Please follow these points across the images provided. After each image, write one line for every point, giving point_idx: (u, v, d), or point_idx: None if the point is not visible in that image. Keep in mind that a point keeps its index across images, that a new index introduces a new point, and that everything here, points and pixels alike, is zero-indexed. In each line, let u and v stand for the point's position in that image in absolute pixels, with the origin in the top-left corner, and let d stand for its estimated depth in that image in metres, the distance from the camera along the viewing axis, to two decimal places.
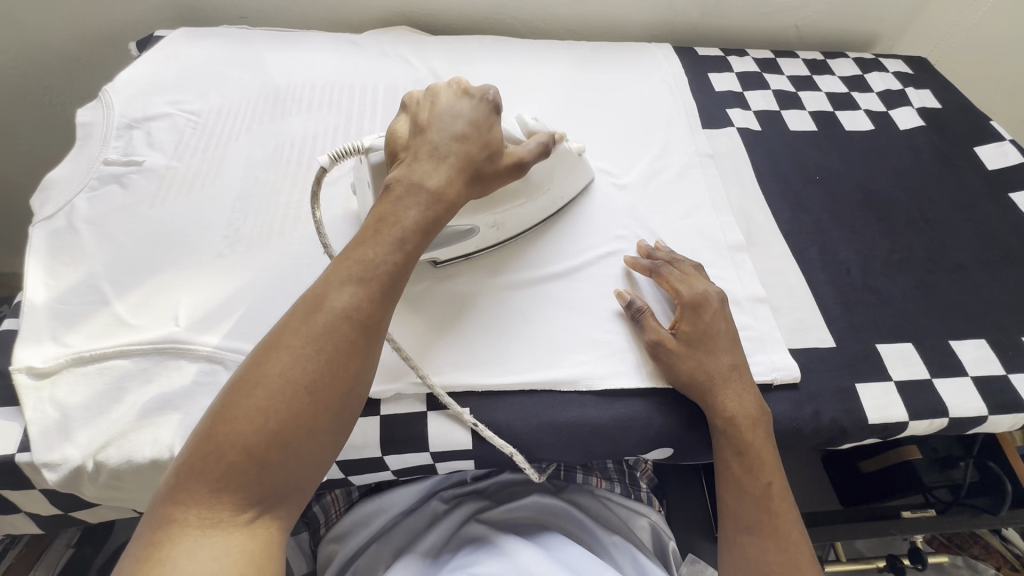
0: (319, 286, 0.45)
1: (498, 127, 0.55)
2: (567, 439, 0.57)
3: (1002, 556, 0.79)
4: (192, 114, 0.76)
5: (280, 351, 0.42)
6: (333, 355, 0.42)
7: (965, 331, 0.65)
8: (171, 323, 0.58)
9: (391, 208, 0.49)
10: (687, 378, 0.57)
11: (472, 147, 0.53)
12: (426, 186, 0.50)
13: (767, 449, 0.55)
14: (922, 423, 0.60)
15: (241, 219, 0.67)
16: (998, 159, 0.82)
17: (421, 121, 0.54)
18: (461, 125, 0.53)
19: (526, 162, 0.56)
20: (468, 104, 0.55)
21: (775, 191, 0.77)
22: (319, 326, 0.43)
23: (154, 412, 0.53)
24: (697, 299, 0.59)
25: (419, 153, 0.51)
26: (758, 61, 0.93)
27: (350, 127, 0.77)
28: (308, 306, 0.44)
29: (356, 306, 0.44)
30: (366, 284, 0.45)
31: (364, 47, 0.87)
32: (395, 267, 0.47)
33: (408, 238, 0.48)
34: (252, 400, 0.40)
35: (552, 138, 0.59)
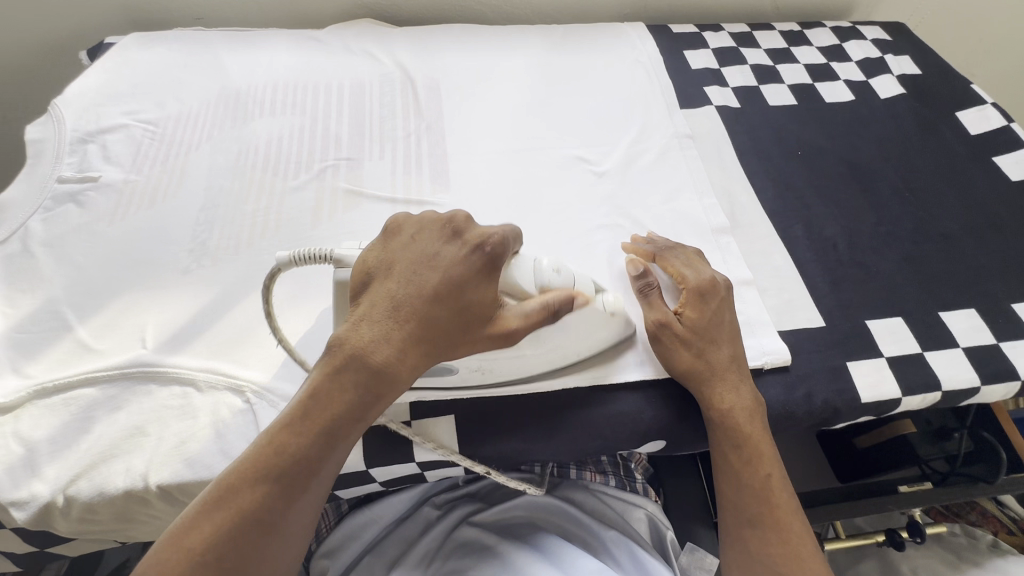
0: (231, 475, 0.42)
1: (486, 286, 0.47)
2: (557, 442, 0.55)
3: (999, 522, 0.81)
4: (149, 123, 0.72)
5: (173, 556, 0.39)
6: (234, 565, 0.40)
7: (955, 302, 0.64)
8: (139, 346, 0.55)
9: (326, 385, 0.44)
10: (686, 368, 0.55)
11: (438, 312, 0.46)
12: (369, 361, 0.44)
13: (765, 441, 0.54)
14: (915, 398, 0.59)
15: (206, 231, 0.64)
16: (981, 123, 0.80)
17: (392, 263, 0.48)
18: (431, 281, 0.46)
19: (517, 331, 0.47)
20: (450, 253, 0.48)
21: (757, 169, 0.75)
22: (221, 531, 0.40)
23: (125, 440, 0.51)
24: (704, 284, 0.57)
25: (374, 313, 0.46)
26: (734, 35, 0.91)
27: (316, 129, 0.74)
28: (217, 500, 0.41)
29: (266, 512, 0.41)
30: (280, 484, 0.42)
31: (327, 44, 0.83)
32: (317, 461, 0.43)
33: (336, 425, 0.44)
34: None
35: (567, 301, 0.48)
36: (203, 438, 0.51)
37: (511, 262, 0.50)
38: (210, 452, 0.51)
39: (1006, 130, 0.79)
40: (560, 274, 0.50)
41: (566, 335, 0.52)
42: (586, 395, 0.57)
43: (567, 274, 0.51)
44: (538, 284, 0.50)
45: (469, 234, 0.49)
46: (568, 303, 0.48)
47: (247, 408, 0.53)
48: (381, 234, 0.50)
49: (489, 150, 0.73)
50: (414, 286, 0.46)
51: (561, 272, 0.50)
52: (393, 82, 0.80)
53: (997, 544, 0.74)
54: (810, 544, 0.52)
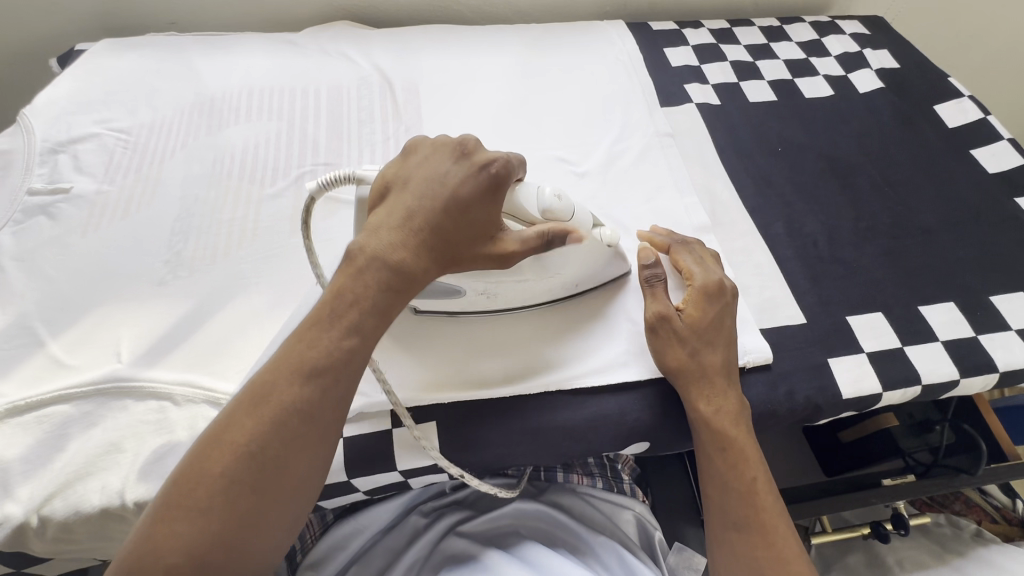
0: (266, 374, 0.44)
1: (494, 203, 0.49)
2: (541, 446, 0.55)
3: (983, 512, 0.82)
4: (121, 132, 0.71)
5: (219, 450, 0.41)
6: (277, 454, 0.42)
7: (934, 296, 0.65)
8: (114, 360, 0.54)
9: (351, 289, 0.46)
10: (677, 365, 0.55)
11: (451, 225, 0.48)
12: (391, 264, 0.46)
13: (749, 444, 0.54)
14: (896, 393, 0.59)
15: (182, 241, 0.63)
16: (958, 116, 0.81)
17: (406, 180, 0.49)
18: (445, 195, 0.48)
19: (519, 254, 0.49)
20: (461, 169, 0.49)
21: (738, 166, 0.75)
22: (262, 424, 0.42)
23: (101, 457, 0.50)
24: (711, 285, 0.57)
25: (391, 224, 0.47)
26: (714, 32, 0.91)
27: (293, 134, 0.73)
28: (253, 398, 0.43)
29: (303, 404, 0.43)
30: (314, 378, 0.43)
31: (303, 47, 0.82)
32: (349, 355, 0.45)
33: (365, 324, 0.46)
34: (190, 499, 0.40)
35: (557, 233, 0.50)
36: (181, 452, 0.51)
37: (517, 186, 0.51)
38: None
39: (983, 123, 0.80)
40: (560, 201, 0.52)
41: (563, 261, 0.55)
42: (569, 397, 0.56)
43: (567, 201, 0.53)
44: (540, 210, 0.52)
45: (478, 152, 0.49)
46: (561, 236, 0.51)
47: None
48: (395, 158, 0.52)
49: None
50: (427, 200, 0.48)
51: (561, 199, 0.52)
52: (371, 85, 0.79)
53: (981, 534, 0.75)
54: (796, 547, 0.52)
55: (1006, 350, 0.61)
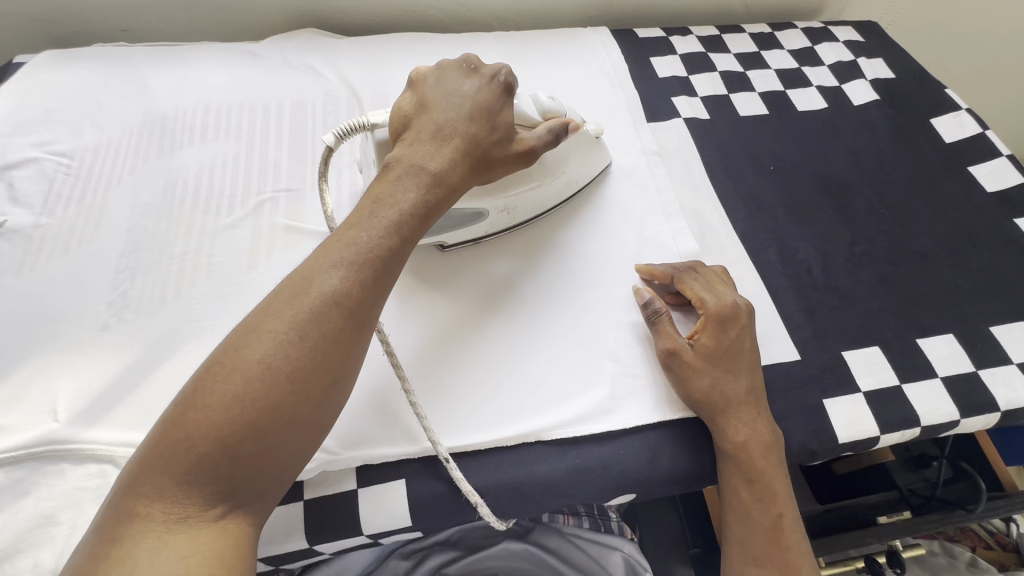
0: (307, 266, 0.42)
1: (507, 110, 0.52)
2: (522, 502, 0.51)
3: (976, 537, 0.81)
4: (63, 156, 0.65)
5: (261, 334, 0.39)
6: (320, 341, 0.39)
7: (933, 328, 0.62)
8: (49, 420, 0.49)
9: (389, 189, 0.46)
10: (700, 397, 0.53)
11: (479, 130, 0.50)
12: (428, 165, 0.47)
13: (778, 478, 0.52)
14: (894, 435, 0.56)
15: (129, 280, 0.58)
16: (956, 130, 0.78)
17: (425, 102, 0.51)
18: (468, 105, 0.51)
19: (538, 150, 0.53)
20: (472, 84, 0.53)
21: (728, 186, 0.71)
22: (307, 310, 0.40)
23: (31, 533, 0.45)
24: (725, 311, 0.54)
25: (422, 135, 0.49)
26: (702, 39, 0.86)
27: (252, 156, 0.67)
28: (297, 287, 0.41)
29: (347, 291, 0.41)
30: (358, 265, 0.42)
31: (265, 57, 0.77)
32: (391, 247, 0.44)
33: (404, 221, 0.45)
34: (228, 382, 0.37)
35: (564, 125, 0.55)
36: None
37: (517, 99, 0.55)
38: None
39: (981, 138, 0.76)
40: (553, 102, 0.58)
41: (564, 158, 0.62)
42: (549, 447, 0.53)
43: (558, 104, 0.58)
44: (540, 111, 0.56)
45: (484, 66, 0.54)
46: (565, 129, 0.55)
47: None
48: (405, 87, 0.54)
49: None
50: (449, 111, 0.50)
51: (554, 101, 0.58)
52: (338, 100, 0.73)
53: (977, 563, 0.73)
54: None
55: (1007, 387, 0.58)
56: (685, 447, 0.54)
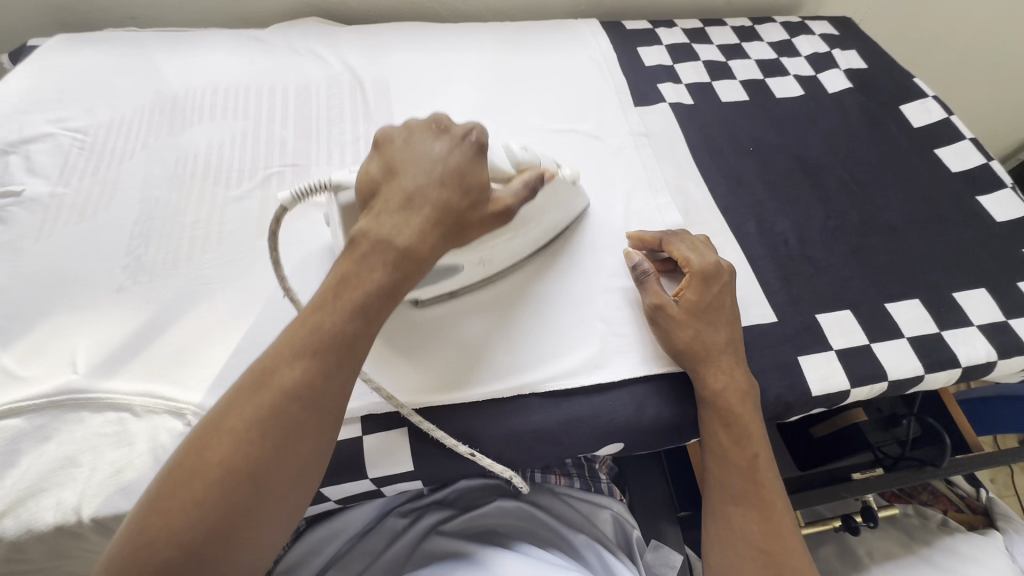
0: (267, 358, 0.43)
1: (479, 167, 0.50)
2: (517, 448, 0.55)
3: (949, 501, 0.86)
4: (78, 132, 0.68)
5: (221, 435, 0.40)
6: (279, 440, 0.41)
7: (900, 293, 0.66)
8: (69, 371, 0.52)
9: (356, 269, 0.46)
10: (683, 347, 0.56)
11: (452, 195, 0.48)
12: (395, 244, 0.46)
13: (754, 422, 0.56)
14: (863, 389, 0.60)
15: (142, 246, 0.61)
16: (923, 116, 0.83)
17: (396, 164, 0.49)
18: (436, 168, 0.49)
19: (515, 208, 0.51)
20: (443, 144, 0.50)
21: (710, 166, 0.75)
22: (264, 408, 0.41)
23: (55, 472, 0.48)
24: (708, 269, 0.59)
25: (389, 206, 0.47)
26: (686, 31, 0.91)
27: (259, 134, 0.71)
28: (257, 381, 0.42)
29: (306, 386, 0.42)
30: (318, 358, 0.43)
31: (270, 43, 0.80)
32: (353, 336, 0.45)
33: (370, 304, 0.45)
34: (189, 488, 0.39)
35: (538, 178, 0.53)
36: (141, 466, 0.49)
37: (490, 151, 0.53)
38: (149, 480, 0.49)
39: (947, 124, 0.82)
40: (526, 153, 0.55)
41: (543, 207, 0.58)
42: (541, 400, 0.56)
43: (533, 154, 0.56)
44: (514, 165, 0.54)
45: (452, 125, 0.51)
46: (540, 181, 0.54)
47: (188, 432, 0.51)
48: (371, 148, 0.51)
49: None
50: (418, 176, 0.48)
51: (527, 152, 0.56)
52: (341, 83, 0.77)
53: (947, 523, 0.78)
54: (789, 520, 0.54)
55: (969, 346, 0.63)
56: (670, 398, 0.58)
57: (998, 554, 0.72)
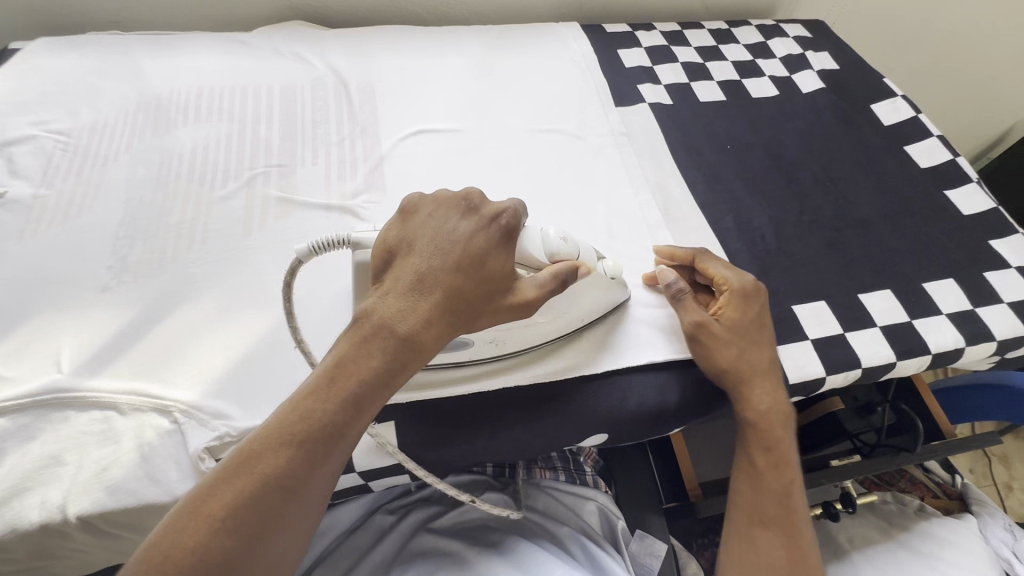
0: (255, 437, 0.41)
1: (505, 254, 0.48)
2: (511, 445, 0.57)
3: (926, 488, 0.89)
4: (61, 134, 0.68)
5: (192, 522, 0.38)
6: (253, 532, 0.38)
7: (872, 284, 0.68)
8: (53, 371, 0.52)
9: (356, 350, 0.44)
10: (726, 365, 0.57)
11: (467, 281, 0.47)
12: (398, 329, 0.45)
13: (789, 447, 0.58)
14: (838, 376, 0.62)
15: (127, 246, 0.61)
16: (893, 114, 0.86)
17: (412, 241, 0.48)
18: (456, 249, 0.47)
19: (539, 300, 0.49)
20: (472, 225, 0.48)
21: (689, 163, 0.77)
22: (243, 496, 0.39)
23: (39, 471, 0.48)
24: (749, 287, 0.59)
25: (398, 285, 0.46)
26: (665, 34, 0.93)
27: (244, 136, 0.71)
28: (239, 462, 0.40)
29: (289, 477, 0.40)
30: (305, 447, 0.41)
31: (254, 46, 0.81)
32: (343, 425, 0.42)
33: (363, 393, 0.43)
34: (147, 575, 0.36)
35: (574, 271, 0.51)
36: (127, 463, 0.49)
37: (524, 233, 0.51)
38: (135, 477, 0.49)
39: (915, 122, 0.85)
40: (565, 242, 0.52)
41: (571, 299, 0.55)
42: (526, 393, 0.58)
43: (572, 243, 0.53)
44: (548, 254, 0.51)
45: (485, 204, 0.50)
46: (573, 274, 0.50)
47: (175, 429, 0.51)
48: (395, 214, 0.50)
49: (425, 152, 0.73)
50: (436, 254, 0.47)
51: (567, 241, 0.52)
52: (326, 85, 0.78)
53: (923, 508, 0.80)
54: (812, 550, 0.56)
55: (938, 333, 0.65)
56: (656, 388, 0.60)
57: (973, 537, 0.75)
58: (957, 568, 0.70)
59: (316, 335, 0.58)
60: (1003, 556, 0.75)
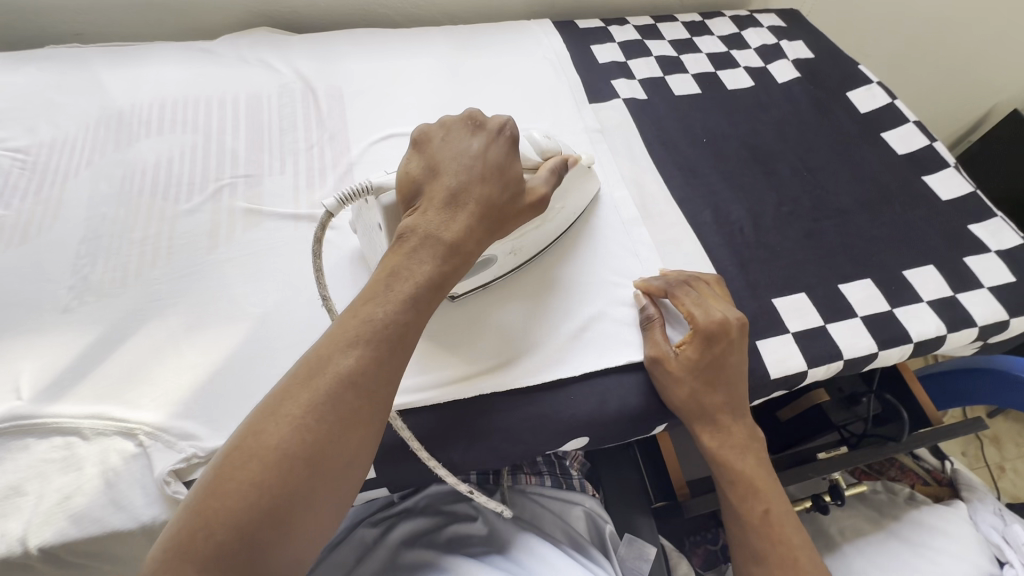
0: (320, 346, 0.41)
1: (517, 165, 0.52)
2: (494, 454, 0.56)
3: (916, 475, 0.88)
4: (19, 152, 0.67)
5: (276, 420, 0.38)
6: (336, 426, 0.38)
7: (852, 274, 0.68)
8: (12, 398, 0.50)
9: (405, 260, 0.45)
10: (678, 403, 0.57)
11: (493, 191, 0.50)
12: (441, 236, 0.46)
13: (760, 476, 0.56)
14: (820, 369, 0.61)
15: (89, 265, 0.59)
16: (868, 101, 0.85)
17: (435, 165, 0.50)
18: (478, 164, 0.50)
19: (548, 195, 0.54)
20: (485, 142, 0.51)
21: (666, 158, 0.77)
22: (319, 394, 0.39)
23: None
24: (713, 327, 0.56)
25: (432, 199, 0.48)
26: (639, 28, 0.92)
27: (209, 146, 0.70)
28: (310, 368, 0.40)
29: (361, 374, 0.40)
30: (374, 346, 0.41)
31: (219, 54, 0.79)
32: (403, 325, 0.43)
33: (419, 295, 0.44)
34: (247, 470, 0.36)
35: (564, 160, 0.58)
36: (92, 490, 0.48)
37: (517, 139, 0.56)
38: (99, 505, 0.48)
39: (890, 108, 0.84)
40: (548, 140, 0.59)
41: (565, 195, 0.63)
42: (501, 399, 0.57)
43: (554, 141, 0.60)
44: (541, 152, 0.57)
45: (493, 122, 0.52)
46: (564, 166, 0.57)
47: (140, 453, 0.50)
48: (411, 144, 0.52)
49: (396, 156, 0.72)
50: (462, 171, 0.49)
51: (550, 139, 0.59)
52: (294, 92, 0.76)
53: (913, 496, 0.80)
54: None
55: (919, 321, 0.65)
56: (633, 390, 0.59)
57: (961, 523, 0.74)
58: (945, 556, 0.70)
59: (285, 348, 0.56)
60: (993, 541, 0.74)
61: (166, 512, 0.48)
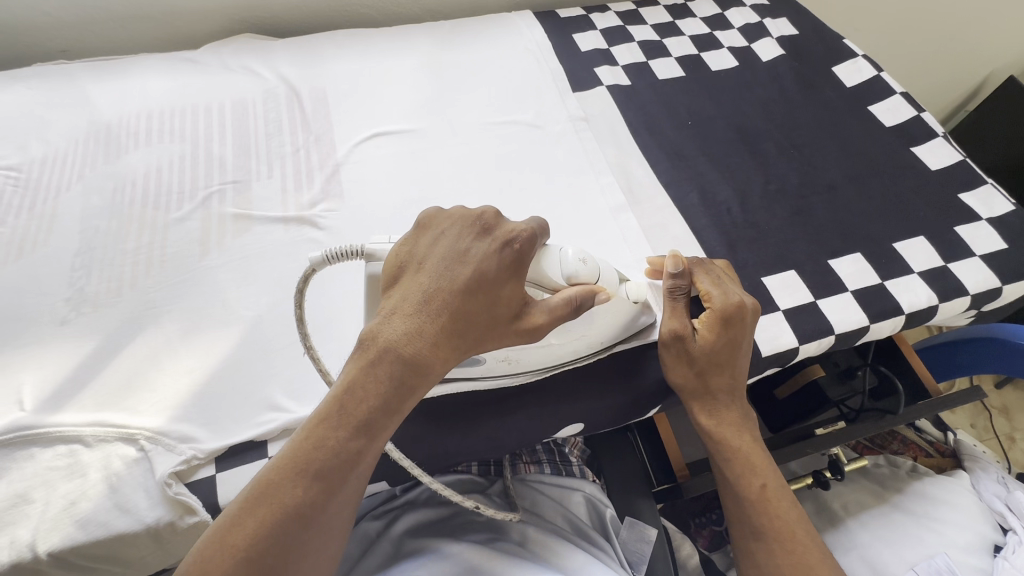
0: (272, 468, 0.39)
1: (513, 283, 0.46)
2: (486, 444, 0.57)
3: (919, 448, 0.88)
4: (13, 170, 0.68)
5: (219, 551, 0.36)
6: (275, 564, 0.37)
7: (842, 249, 0.68)
8: (16, 409, 0.52)
9: (367, 376, 0.42)
10: (677, 384, 0.57)
11: (475, 304, 0.45)
12: (402, 352, 0.43)
13: (756, 451, 0.57)
14: (812, 346, 0.62)
15: (84, 277, 0.60)
16: (854, 75, 0.85)
17: (423, 260, 0.46)
18: (466, 273, 0.45)
19: (545, 326, 0.47)
20: (481, 248, 0.46)
21: (651, 143, 0.77)
22: (265, 526, 0.37)
23: (8, 511, 0.48)
24: (730, 308, 0.55)
25: (405, 304, 0.44)
26: (620, 14, 0.92)
27: (197, 154, 0.70)
28: (259, 495, 0.38)
29: (306, 509, 0.38)
30: (324, 478, 0.39)
31: (203, 63, 0.80)
32: (357, 453, 0.40)
33: (376, 420, 0.41)
34: None
35: (589, 295, 0.48)
36: (96, 495, 0.49)
37: (542, 250, 0.49)
38: (104, 509, 0.49)
39: (876, 81, 0.84)
40: (586, 265, 0.50)
41: (589, 323, 0.53)
42: (494, 391, 0.58)
43: (592, 263, 0.50)
44: (565, 275, 0.49)
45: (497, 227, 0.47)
46: (589, 298, 0.48)
47: (142, 457, 0.51)
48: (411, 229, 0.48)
49: (382, 155, 0.72)
50: (445, 276, 0.45)
51: (587, 262, 0.50)
52: (278, 96, 0.77)
53: (916, 469, 0.80)
54: (820, 552, 0.52)
55: (910, 292, 0.64)
56: (623, 377, 0.59)
57: (965, 493, 0.74)
58: (949, 527, 0.70)
59: (279, 350, 0.57)
60: (996, 510, 0.73)
61: (170, 513, 0.49)
